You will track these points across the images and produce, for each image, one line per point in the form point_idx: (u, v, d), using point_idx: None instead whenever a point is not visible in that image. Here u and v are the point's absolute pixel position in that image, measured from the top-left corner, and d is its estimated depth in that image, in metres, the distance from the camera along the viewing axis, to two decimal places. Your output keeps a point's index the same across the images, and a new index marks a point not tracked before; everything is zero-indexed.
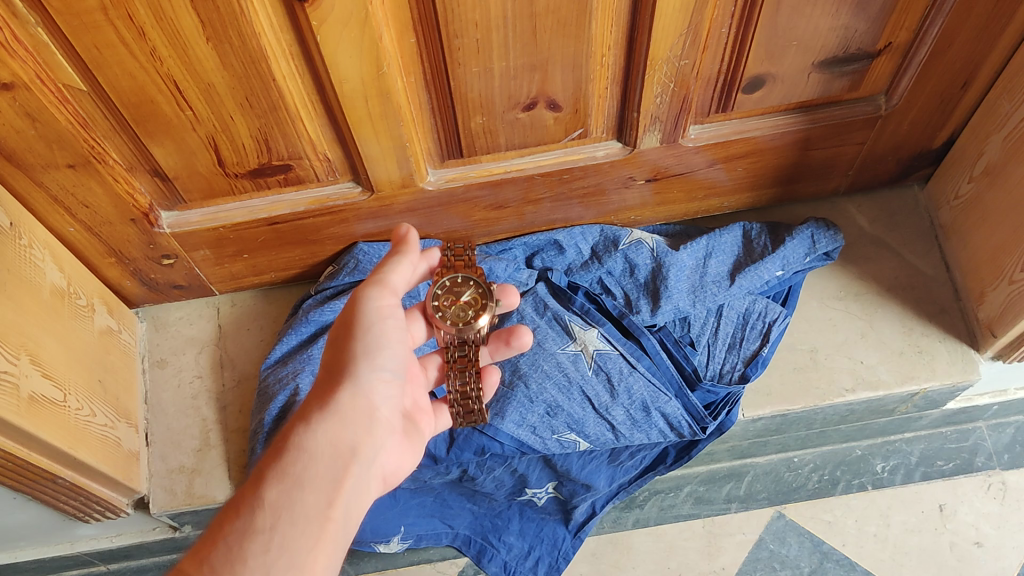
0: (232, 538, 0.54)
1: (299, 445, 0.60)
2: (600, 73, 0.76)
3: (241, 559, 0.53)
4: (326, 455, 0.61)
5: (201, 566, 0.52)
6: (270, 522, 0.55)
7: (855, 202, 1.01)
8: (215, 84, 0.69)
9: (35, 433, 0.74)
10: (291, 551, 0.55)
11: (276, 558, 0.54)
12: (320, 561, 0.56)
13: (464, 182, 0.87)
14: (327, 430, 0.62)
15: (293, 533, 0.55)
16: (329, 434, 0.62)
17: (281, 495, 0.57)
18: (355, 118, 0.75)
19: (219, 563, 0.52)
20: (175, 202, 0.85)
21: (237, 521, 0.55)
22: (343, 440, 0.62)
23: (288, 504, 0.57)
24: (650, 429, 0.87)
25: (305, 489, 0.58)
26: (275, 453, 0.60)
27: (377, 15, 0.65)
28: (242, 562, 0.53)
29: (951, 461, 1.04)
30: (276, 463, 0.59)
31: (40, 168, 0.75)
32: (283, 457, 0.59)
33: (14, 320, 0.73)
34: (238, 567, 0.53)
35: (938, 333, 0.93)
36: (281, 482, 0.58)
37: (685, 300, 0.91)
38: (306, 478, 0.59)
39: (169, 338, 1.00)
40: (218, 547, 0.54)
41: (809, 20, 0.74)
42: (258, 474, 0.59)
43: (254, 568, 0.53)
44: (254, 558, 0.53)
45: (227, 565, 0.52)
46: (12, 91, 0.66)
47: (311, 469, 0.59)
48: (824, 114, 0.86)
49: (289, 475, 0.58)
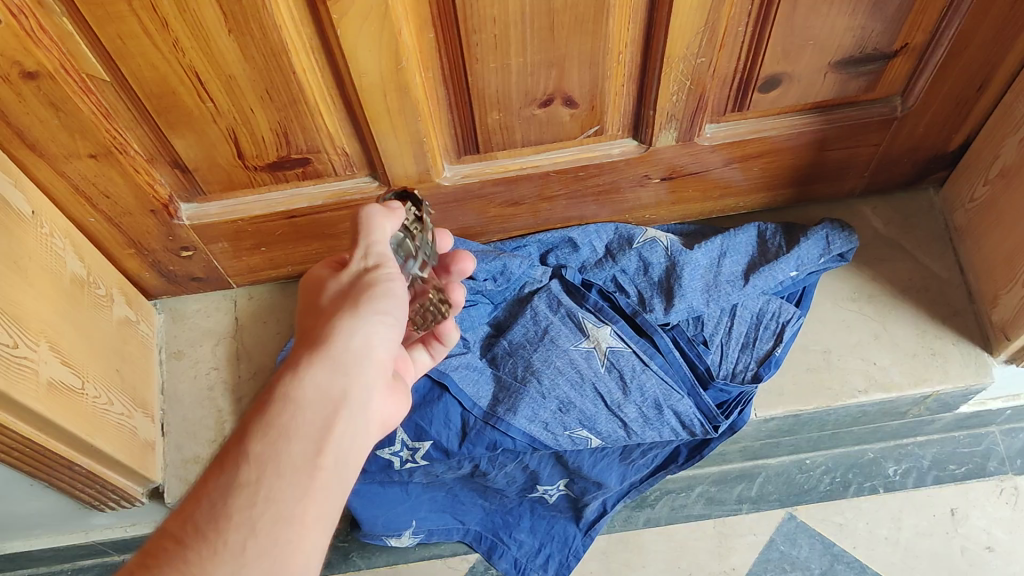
0: (216, 493, 0.50)
1: (286, 393, 0.55)
2: (617, 70, 0.77)
3: (226, 515, 0.49)
4: (317, 402, 0.55)
5: (185, 525, 0.48)
6: (255, 475, 0.51)
7: (870, 204, 1.01)
8: (236, 76, 0.70)
9: (53, 419, 0.75)
10: (278, 504, 0.50)
11: (263, 513, 0.50)
12: (312, 513, 0.51)
13: (480, 178, 0.88)
14: (318, 377, 0.56)
15: (283, 483, 0.51)
16: (319, 380, 0.56)
17: (267, 447, 0.52)
18: (373, 112, 0.76)
19: (203, 521, 0.49)
20: (195, 193, 0.86)
21: (220, 476, 0.51)
22: (336, 385, 0.57)
23: (275, 454, 0.52)
24: (662, 427, 0.87)
25: (292, 440, 0.53)
26: (259, 402, 0.55)
27: (397, 9, 0.66)
28: (227, 518, 0.49)
29: (963, 465, 1.04)
30: (260, 414, 0.54)
31: (62, 157, 0.76)
32: (268, 406, 0.54)
33: (35, 307, 0.75)
34: (223, 523, 0.49)
35: (951, 336, 0.93)
36: (267, 433, 0.53)
37: (699, 298, 0.91)
38: (294, 427, 0.54)
39: (186, 330, 1.01)
40: (201, 504, 0.50)
41: (825, 20, 0.74)
42: (242, 425, 0.54)
43: (239, 524, 0.49)
44: (239, 513, 0.49)
45: (212, 522, 0.49)
46: (37, 81, 0.67)
47: (299, 417, 0.54)
48: (840, 115, 0.87)
49: (275, 425, 0.53)
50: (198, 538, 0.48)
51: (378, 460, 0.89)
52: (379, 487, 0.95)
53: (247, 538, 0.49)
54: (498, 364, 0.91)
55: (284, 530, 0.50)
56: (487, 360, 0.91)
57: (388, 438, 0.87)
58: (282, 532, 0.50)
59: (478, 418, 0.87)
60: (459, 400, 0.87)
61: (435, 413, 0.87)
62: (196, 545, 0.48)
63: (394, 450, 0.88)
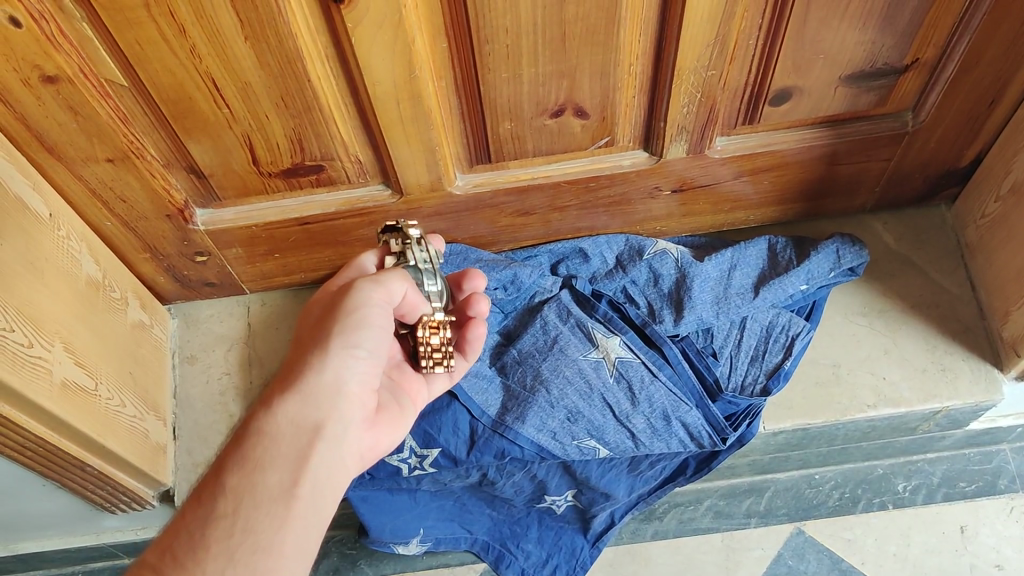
0: (195, 526, 0.53)
1: (260, 428, 0.58)
2: (628, 81, 0.77)
3: (205, 546, 0.52)
4: (289, 436, 0.59)
5: (167, 557, 0.52)
6: (231, 508, 0.54)
7: (881, 219, 1.01)
8: (252, 83, 0.71)
9: (67, 419, 0.76)
10: (254, 533, 0.54)
11: (240, 543, 0.53)
12: (288, 541, 0.55)
13: (492, 187, 0.88)
14: (290, 411, 0.59)
15: (257, 515, 0.54)
16: (291, 414, 0.59)
17: (243, 479, 0.56)
18: (387, 120, 0.77)
19: (183, 551, 0.52)
20: (210, 199, 0.87)
21: (200, 509, 0.54)
22: (308, 418, 0.60)
23: (250, 486, 0.55)
24: (669, 438, 0.88)
25: (266, 473, 0.56)
26: (236, 437, 0.58)
27: (410, 19, 0.66)
28: (206, 548, 0.52)
29: (973, 482, 1.04)
30: (234, 450, 0.57)
31: (80, 161, 0.77)
32: (242, 442, 0.57)
33: (51, 308, 0.76)
34: (202, 554, 0.52)
35: (962, 352, 0.93)
36: (241, 467, 0.56)
37: (709, 311, 0.92)
38: (266, 460, 0.57)
39: (200, 335, 1.02)
40: (182, 535, 0.53)
41: (835, 34, 0.74)
42: (220, 460, 0.57)
43: (217, 553, 0.52)
44: (218, 543, 0.53)
45: (191, 551, 0.52)
46: (56, 85, 0.68)
47: (272, 451, 0.57)
48: (851, 129, 0.87)
49: (249, 459, 0.57)
50: (177, 567, 0.51)
51: (386, 467, 0.88)
52: (389, 495, 0.94)
53: (225, 567, 0.52)
54: (507, 372, 0.91)
55: (262, 558, 0.53)
56: (496, 368, 0.92)
57: (397, 445, 0.87)
58: (258, 560, 0.53)
59: (487, 426, 0.87)
60: (467, 408, 0.87)
61: (444, 420, 0.87)
62: (178, 573, 0.51)
63: (402, 457, 0.87)
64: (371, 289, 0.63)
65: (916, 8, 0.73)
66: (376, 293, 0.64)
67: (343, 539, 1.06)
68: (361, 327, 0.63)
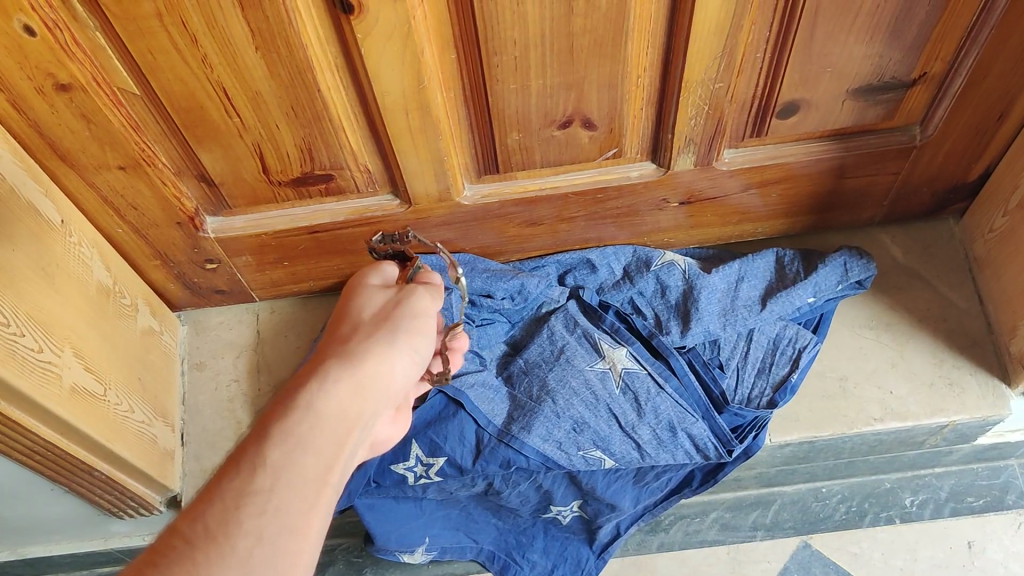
0: (228, 497, 0.48)
1: (308, 405, 0.54)
2: (635, 94, 0.78)
3: (237, 519, 0.48)
4: (336, 420, 0.55)
5: (195, 526, 0.47)
6: (268, 483, 0.49)
7: (889, 232, 1.01)
8: (262, 93, 0.72)
9: (74, 423, 0.76)
10: (287, 515, 0.49)
11: (270, 522, 0.48)
12: (314, 529, 0.50)
13: (499, 198, 0.89)
14: (342, 395, 0.56)
15: (294, 494, 0.50)
16: (341, 398, 0.56)
17: (283, 455, 0.51)
18: (396, 131, 0.78)
19: (215, 523, 0.47)
20: (221, 207, 0.87)
21: (234, 480, 0.49)
22: (354, 406, 0.56)
23: (290, 465, 0.51)
24: (675, 450, 0.87)
25: (309, 452, 0.52)
26: (280, 408, 0.54)
27: (419, 31, 0.67)
28: (238, 522, 0.47)
29: (981, 497, 1.03)
30: (278, 421, 0.53)
31: (92, 168, 0.78)
32: (287, 415, 0.53)
33: (61, 313, 0.76)
34: (233, 528, 0.47)
35: (969, 366, 0.93)
36: (284, 441, 0.52)
37: (716, 322, 0.92)
38: (310, 440, 0.53)
39: (209, 342, 1.02)
40: (214, 504, 0.48)
41: (843, 48, 0.75)
42: (258, 430, 0.53)
43: (248, 530, 0.47)
44: (250, 519, 0.48)
45: (222, 524, 0.47)
46: (70, 92, 0.69)
47: (317, 431, 0.53)
48: (858, 142, 0.87)
49: (293, 435, 0.52)
50: (208, 540, 0.46)
51: (391, 475, 0.89)
52: (395, 502, 0.95)
53: (254, 546, 0.47)
54: (514, 382, 0.91)
55: (289, 541, 0.48)
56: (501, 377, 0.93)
57: (403, 453, 0.87)
58: (286, 543, 0.48)
59: (493, 435, 0.87)
60: (474, 418, 0.87)
61: (449, 429, 0.87)
62: (206, 547, 0.46)
63: (408, 465, 0.88)
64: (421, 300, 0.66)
65: (924, 22, 0.73)
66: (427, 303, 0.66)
67: (350, 547, 1.07)
68: (416, 331, 0.63)
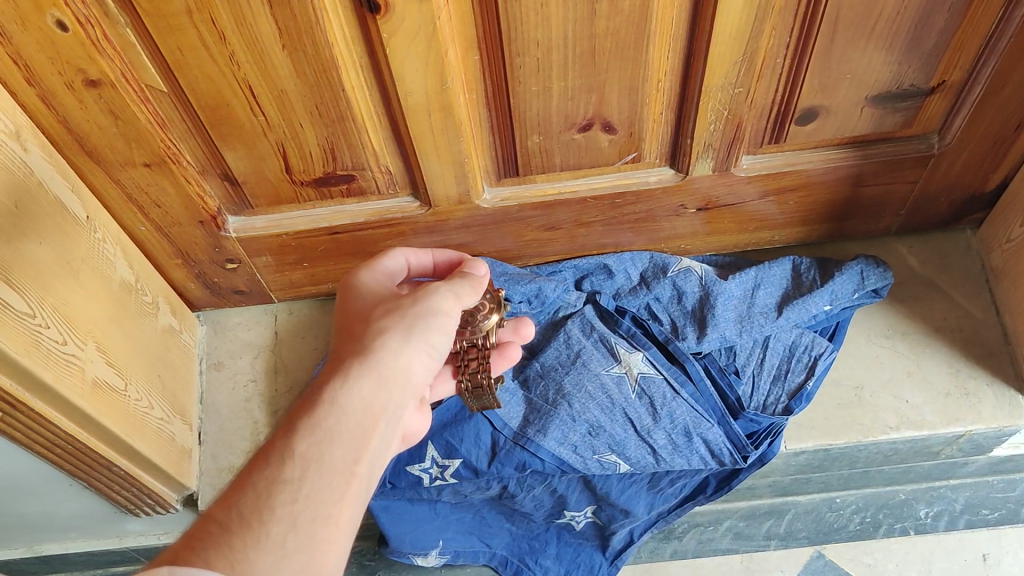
0: (260, 486, 0.50)
1: (332, 400, 0.55)
2: (656, 98, 0.78)
3: (270, 507, 0.49)
4: (361, 414, 0.56)
5: (229, 513, 0.48)
6: (298, 473, 0.51)
7: (906, 242, 1.02)
8: (287, 91, 0.73)
9: (96, 418, 0.77)
10: (319, 503, 0.50)
11: (303, 509, 0.49)
12: (344, 516, 0.51)
13: (519, 201, 0.89)
14: (365, 389, 0.57)
15: (325, 483, 0.51)
16: (364, 392, 0.57)
17: (312, 446, 0.52)
18: (418, 132, 0.79)
19: (248, 509, 0.48)
20: (242, 207, 0.88)
21: (265, 471, 0.51)
22: (378, 400, 0.57)
23: (319, 455, 0.52)
24: (690, 455, 0.88)
25: (336, 444, 0.53)
26: (306, 403, 0.55)
27: (444, 31, 0.68)
28: (271, 510, 0.49)
29: (996, 510, 1.03)
30: (306, 415, 0.54)
31: (118, 165, 0.79)
32: (314, 409, 0.54)
33: (85, 308, 0.77)
34: (267, 515, 0.48)
35: (985, 376, 0.93)
36: (312, 434, 0.53)
37: (732, 329, 0.92)
38: (337, 433, 0.54)
39: (227, 342, 1.03)
40: (246, 493, 0.49)
41: (862, 54, 0.75)
42: (287, 423, 0.54)
43: (281, 517, 0.49)
44: (282, 507, 0.49)
45: (256, 512, 0.48)
46: (98, 88, 0.70)
47: (344, 424, 0.54)
48: (876, 150, 0.87)
49: (320, 428, 0.53)
50: (243, 526, 0.47)
51: (406, 477, 0.89)
52: (408, 505, 0.94)
53: (288, 532, 0.48)
54: (529, 385, 0.92)
55: (321, 528, 0.49)
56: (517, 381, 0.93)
57: (419, 453, 0.88)
58: (319, 530, 0.49)
59: (508, 438, 0.87)
60: (490, 420, 0.87)
61: (466, 431, 0.87)
62: (241, 532, 0.47)
63: (424, 466, 0.88)
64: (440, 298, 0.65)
65: (943, 29, 0.74)
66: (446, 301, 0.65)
67: (363, 550, 1.06)
68: (436, 323, 0.64)
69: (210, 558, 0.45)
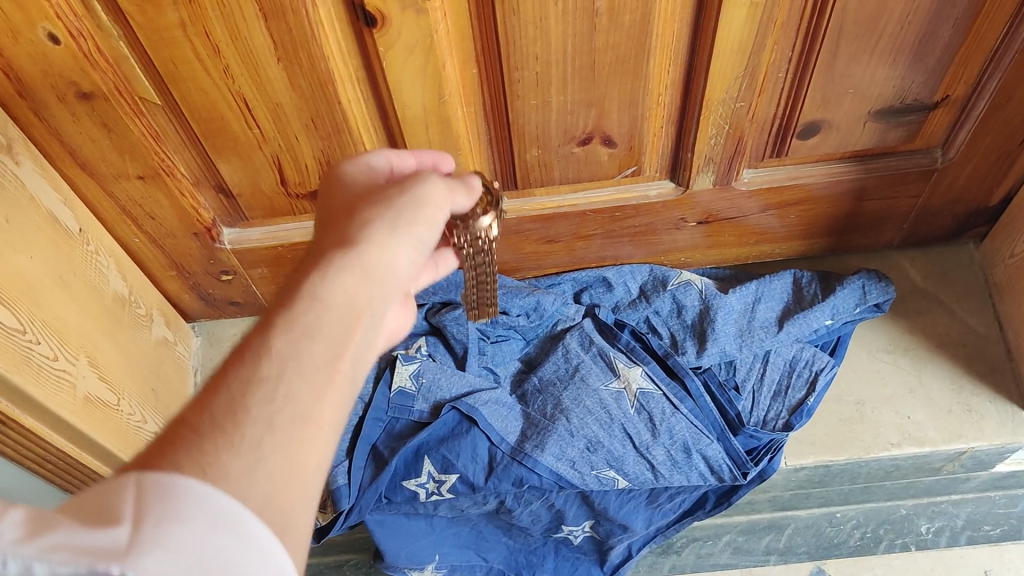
0: (231, 386, 0.37)
1: (310, 293, 0.42)
2: (656, 111, 0.77)
3: (244, 406, 0.37)
4: (342, 310, 0.42)
5: (202, 415, 0.36)
6: (277, 370, 0.38)
7: (908, 256, 1.01)
8: (283, 104, 0.72)
9: (87, 433, 0.76)
10: (300, 404, 0.38)
11: (281, 412, 0.37)
12: (329, 425, 0.39)
13: (517, 214, 0.88)
14: (346, 282, 0.43)
15: (306, 384, 0.38)
16: (346, 286, 0.43)
17: (291, 340, 0.39)
18: (415, 145, 0.78)
19: (219, 409, 0.36)
20: (238, 219, 0.87)
21: (237, 367, 0.38)
22: (362, 294, 0.44)
23: (299, 350, 0.39)
24: (689, 471, 0.86)
25: (318, 339, 0.40)
26: (277, 300, 0.42)
27: (441, 44, 0.67)
28: (245, 409, 0.37)
29: (999, 526, 1.02)
30: (282, 307, 0.41)
31: (111, 178, 0.78)
32: (291, 301, 0.41)
33: (77, 322, 0.76)
34: (240, 416, 0.36)
35: (988, 393, 0.92)
36: (290, 328, 0.40)
37: (732, 343, 0.91)
38: (319, 329, 0.41)
39: (222, 354, 1.02)
40: (213, 398, 0.37)
41: (866, 69, 0.74)
42: (256, 320, 0.41)
43: (257, 417, 0.36)
44: (257, 408, 0.37)
45: (229, 412, 0.36)
46: (92, 101, 0.69)
47: (326, 320, 0.41)
48: (879, 164, 0.86)
49: (298, 321, 0.40)
50: (217, 429, 0.36)
51: (403, 491, 0.87)
52: (405, 518, 0.93)
53: (265, 436, 0.36)
54: (527, 400, 0.91)
55: (302, 432, 0.37)
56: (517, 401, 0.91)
57: (415, 467, 0.86)
58: (301, 435, 0.37)
59: (505, 453, 0.85)
60: (487, 434, 0.86)
61: (462, 445, 0.85)
62: (214, 436, 0.35)
63: (420, 481, 0.86)
64: (433, 185, 0.51)
65: (948, 44, 0.73)
66: (442, 193, 0.51)
67: (358, 563, 1.05)
68: (422, 215, 0.49)
69: (180, 462, 0.34)
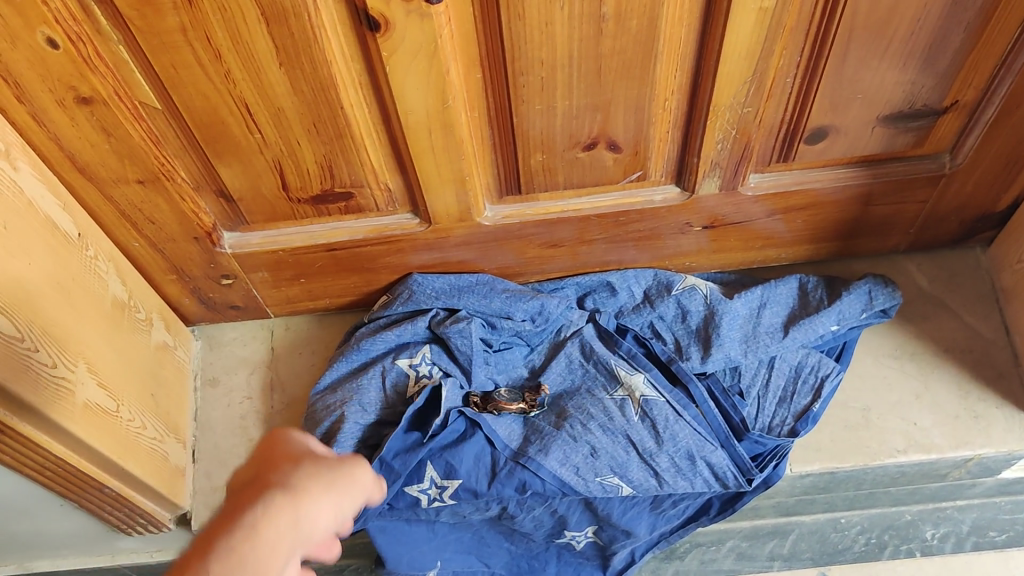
0: (215, 546, 0.43)
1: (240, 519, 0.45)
2: (663, 116, 0.77)
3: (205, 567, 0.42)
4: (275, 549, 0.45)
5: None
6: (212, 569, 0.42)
7: (915, 261, 1.00)
8: (285, 109, 0.71)
9: (86, 440, 0.75)
10: None
11: None
12: None
13: (521, 219, 0.87)
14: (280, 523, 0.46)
15: None
16: (279, 521, 0.46)
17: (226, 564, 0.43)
18: (418, 150, 0.77)
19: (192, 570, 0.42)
20: (238, 223, 0.87)
21: (207, 538, 0.44)
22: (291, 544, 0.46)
23: (250, 557, 0.44)
24: (694, 478, 0.85)
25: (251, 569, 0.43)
26: (218, 521, 0.45)
27: (446, 49, 0.66)
28: None
29: (1004, 532, 1.01)
30: (221, 533, 0.44)
31: (111, 182, 0.77)
32: (231, 527, 0.44)
33: (75, 328, 0.75)
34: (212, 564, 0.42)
35: (995, 400, 0.91)
36: (226, 558, 0.43)
37: (737, 349, 0.91)
38: (252, 559, 0.44)
39: (222, 358, 1.01)
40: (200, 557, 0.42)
41: (875, 74, 0.74)
42: (195, 541, 0.44)
43: None
44: None
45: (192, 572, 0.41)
46: (91, 105, 0.68)
47: (261, 552, 0.44)
48: (886, 169, 0.86)
49: (234, 550, 0.43)
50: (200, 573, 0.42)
51: (404, 499, 0.85)
52: (406, 525, 0.92)
53: None
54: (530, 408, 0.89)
55: None
56: (522, 415, 0.89)
57: (417, 474, 0.84)
58: None
59: (508, 457, 0.84)
60: (489, 439, 0.85)
61: (464, 452, 0.84)
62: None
63: (422, 487, 0.84)
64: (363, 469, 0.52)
65: (958, 49, 0.72)
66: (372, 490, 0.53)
67: (359, 568, 1.04)
68: (352, 487, 0.51)
69: None
